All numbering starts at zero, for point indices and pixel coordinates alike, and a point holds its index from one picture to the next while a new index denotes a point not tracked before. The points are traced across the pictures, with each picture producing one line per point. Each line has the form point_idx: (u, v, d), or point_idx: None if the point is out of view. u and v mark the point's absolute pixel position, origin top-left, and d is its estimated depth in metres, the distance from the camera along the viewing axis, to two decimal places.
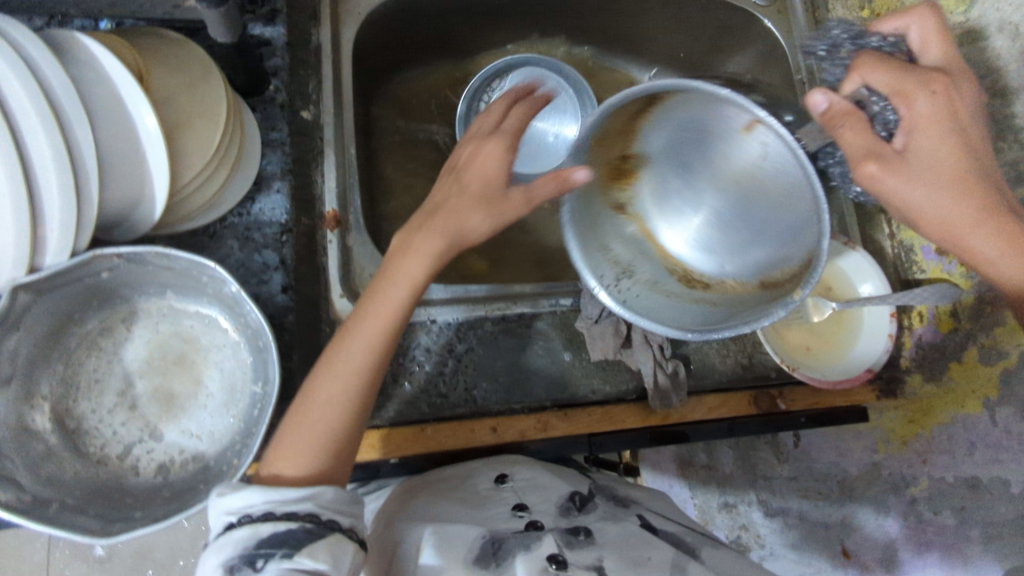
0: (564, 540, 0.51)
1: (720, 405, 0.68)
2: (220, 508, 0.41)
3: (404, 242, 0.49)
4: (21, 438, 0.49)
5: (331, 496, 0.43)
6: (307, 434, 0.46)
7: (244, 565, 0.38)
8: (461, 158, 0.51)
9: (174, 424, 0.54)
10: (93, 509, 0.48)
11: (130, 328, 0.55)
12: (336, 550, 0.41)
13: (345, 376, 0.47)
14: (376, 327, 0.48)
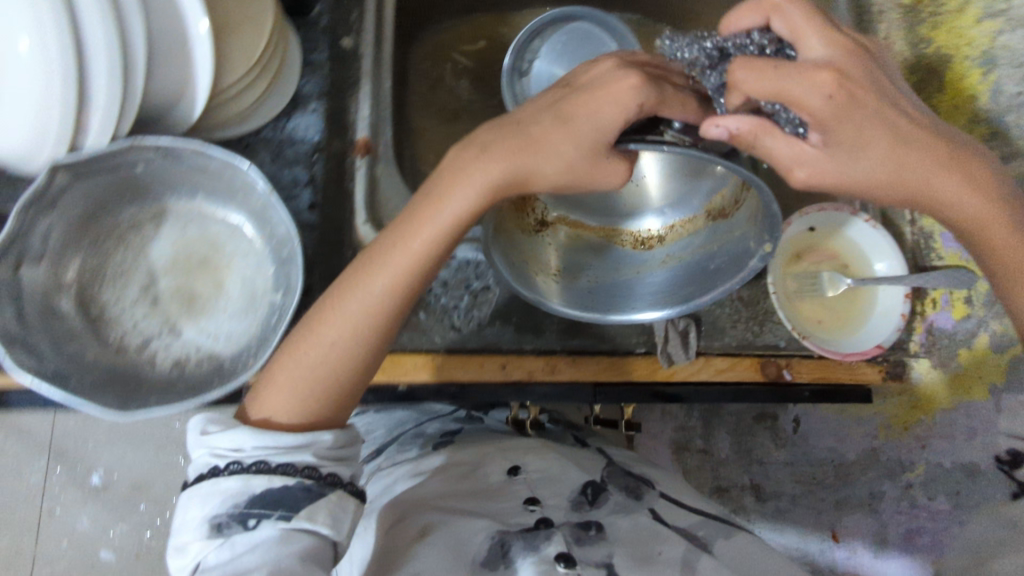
0: (573, 534, 0.54)
1: (727, 368, 0.69)
2: (208, 447, 0.44)
3: (459, 164, 0.47)
4: (46, 317, 0.50)
5: (330, 444, 0.46)
6: (305, 373, 0.48)
7: (235, 521, 0.41)
8: (580, 81, 0.47)
9: (193, 323, 0.55)
10: (110, 391, 0.49)
11: (159, 227, 0.56)
12: (335, 511, 0.44)
13: (359, 310, 0.48)
14: (401, 264, 0.48)
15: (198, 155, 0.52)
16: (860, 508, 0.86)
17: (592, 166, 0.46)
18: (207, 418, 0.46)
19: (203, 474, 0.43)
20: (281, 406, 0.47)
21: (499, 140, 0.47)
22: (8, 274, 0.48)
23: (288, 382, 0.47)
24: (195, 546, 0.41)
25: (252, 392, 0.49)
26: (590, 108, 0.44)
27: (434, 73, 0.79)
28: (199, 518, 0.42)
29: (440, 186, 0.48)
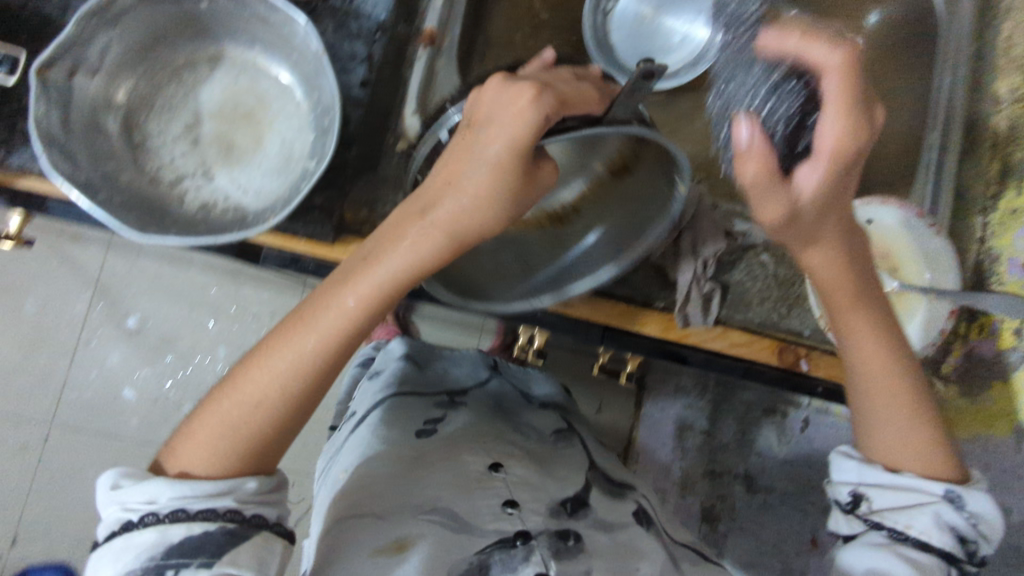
0: (553, 547, 0.52)
1: (744, 343, 0.66)
2: (117, 502, 0.40)
3: (399, 228, 0.44)
4: (92, 130, 0.52)
5: (254, 489, 0.42)
6: (227, 430, 0.42)
7: (149, 574, 0.38)
8: (478, 111, 0.43)
9: (227, 170, 0.56)
10: (135, 212, 0.50)
11: (212, 70, 0.57)
12: (262, 553, 0.40)
13: (288, 369, 0.43)
14: (333, 324, 0.43)
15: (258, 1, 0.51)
16: None
17: (529, 190, 0.44)
18: (119, 470, 0.41)
19: (115, 530, 0.39)
20: (203, 459, 0.42)
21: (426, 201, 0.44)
22: (62, 78, 0.49)
23: (207, 439, 0.42)
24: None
25: (169, 443, 0.44)
26: (502, 138, 0.41)
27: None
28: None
29: (374, 246, 0.45)
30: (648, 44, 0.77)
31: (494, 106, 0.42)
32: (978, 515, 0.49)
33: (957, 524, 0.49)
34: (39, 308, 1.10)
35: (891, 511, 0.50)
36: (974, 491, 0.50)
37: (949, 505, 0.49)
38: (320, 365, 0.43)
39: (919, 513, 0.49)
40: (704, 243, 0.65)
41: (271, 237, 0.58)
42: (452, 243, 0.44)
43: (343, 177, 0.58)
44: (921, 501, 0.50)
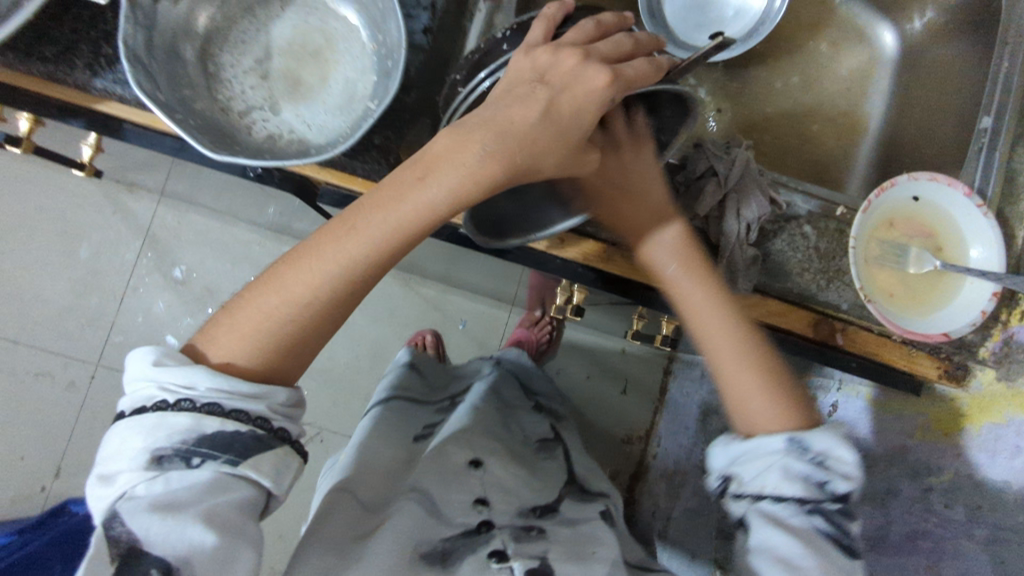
0: (514, 533, 0.58)
1: (781, 313, 0.67)
2: (155, 380, 0.41)
3: (450, 148, 0.44)
4: (171, 56, 0.55)
5: (283, 400, 0.44)
6: (271, 324, 0.44)
7: (176, 457, 0.39)
8: (552, 69, 0.43)
9: (292, 105, 0.58)
10: (207, 135, 0.53)
11: (284, 9, 0.60)
12: (281, 464, 0.43)
13: (333, 276, 0.45)
14: (387, 233, 0.45)
15: None
16: (870, 503, 0.80)
17: (577, 163, 0.47)
18: (157, 349, 0.42)
19: (145, 406, 0.40)
20: (240, 347, 0.44)
21: (489, 137, 0.43)
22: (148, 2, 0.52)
23: (252, 333, 0.44)
24: (120, 482, 0.39)
25: (205, 329, 0.45)
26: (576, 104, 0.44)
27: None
28: (135, 450, 0.40)
29: (425, 170, 0.45)
30: (702, 17, 0.83)
31: (573, 77, 0.43)
32: (827, 457, 0.47)
33: (807, 471, 0.47)
34: (95, 254, 1.19)
35: (748, 480, 0.49)
36: (818, 433, 0.47)
37: (796, 454, 0.47)
38: (361, 275, 0.45)
39: (770, 470, 0.47)
40: (749, 205, 0.64)
41: (331, 173, 0.60)
42: (504, 182, 0.45)
43: (402, 120, 0.60)
44: (770, 460, 0.48)
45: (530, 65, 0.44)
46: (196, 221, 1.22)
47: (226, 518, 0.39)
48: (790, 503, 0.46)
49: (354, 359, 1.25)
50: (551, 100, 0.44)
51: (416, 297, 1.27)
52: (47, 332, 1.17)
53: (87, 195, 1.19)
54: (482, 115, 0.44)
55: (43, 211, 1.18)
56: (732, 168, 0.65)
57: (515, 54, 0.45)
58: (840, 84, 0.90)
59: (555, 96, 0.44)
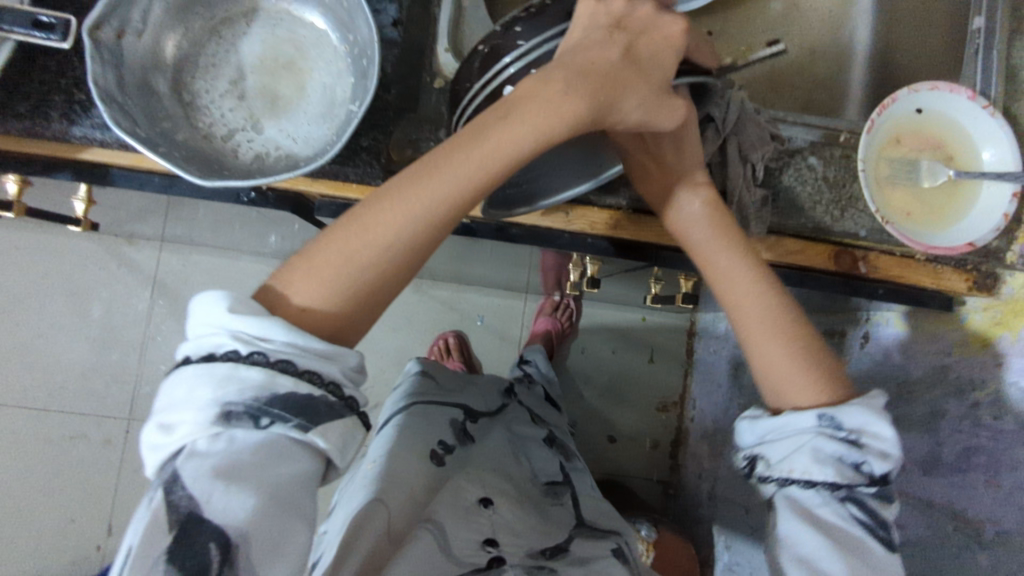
0: (526, 569, 0.59)
1: (800, 251, 0.67)
2: (230, 327, 0.40)
3: (539, 90, 0.45)
4: (145, 91, 0.54)
5: (355, 365, 0.44)
6: (352, 269, 0.45)
7: (246, 415, 0.39)
8: (630, 21, 0.47)
9: (275, 121, 0.57)
10: (195, 164, 0.52)
11: (250, 25, 0.59)
12: (348, 437, 0.42)
13: (415, 218, 0.45)
14: (477, 168, 0.45)
15: None
16: (918, 430, 0.77)
17: (659, 107, 0.47)
18: (229, 295, 0.41)
19: (217, 354, 0.40)
20: (320, 293, 0.44)
21: (571, 74, 0.45)
22: (111, 40, 0.51)
23: (332, 277, 0.44)
24: (180, 434, 0.38)
25: (282, 271, 0.45)
26: (653, 50, 0.47)
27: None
28: (203, 403, 0.39)
29: (509, 105, 0.45)
30: None
31: (649, 23, 0.48)
32: (858, 432, 0.46)
33: (838, 449, 0.46)
34: (108, 310, 1.19)
35: (781, 457, 0.48)
36: (850, 407, 0.47)
37: (826, 432, 0.47)
38: (441, 219, 0.45)
39: (800, 448, 0.47)
40: (751, 146, 0.63)
41: (327, 185, 0.60)
42: (586, 121, 0.46)
43: (388, 118, 0.59)
44: (802, 438, 0.47)
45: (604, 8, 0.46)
46: (200, 261, 1.21)
47: (289, 492, 0.39)
48: (821, 485, 0.46)
49: (378, 371, 1.24)
50: (630, 44, 0.47)
51: (430, 300, 1.26)
52: (75, 394, 1.17)
53: (88, 254, 1.19)
54: (566, 51, 0.45)
55: (48, 276, 1.18)
56: (728, 110, 0.62)
57: (585, 2, 0.46)
58: (823, 11, 0.87)
59: (635, 39, 0.47)
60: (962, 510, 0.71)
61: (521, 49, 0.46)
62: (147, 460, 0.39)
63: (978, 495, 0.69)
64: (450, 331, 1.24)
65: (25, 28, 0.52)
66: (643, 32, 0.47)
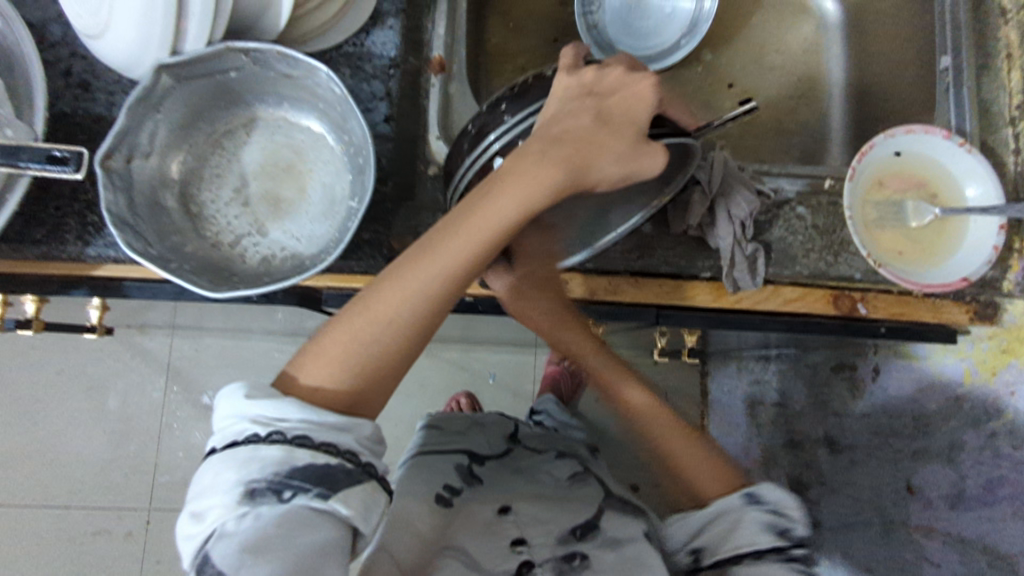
0: (556, 566, 0.60)
1: (798, 298, 0.68)
2: (246, 413, 0.42)
3: (520, 165, 0.48)
4: (155, 209, 0.56)
5: (370, 433, 0.44)
6: (358, 348, 0.47)
7: (269, 491, 0.39)
8: (601, 84, 0.52)
9: (279, 223, 0.60)
10: (206, 276, 0.54)
11: (250, 134, 0.62)
12: (370, 501, 0.42)
13: (414, 293, 0.47)
14: (471, 242, 0.48)
15: (280, 59, 0.55)
16: (938, 460, 0.76)
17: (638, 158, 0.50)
18: (248, 385, 0.44)
19: (238, 440, 0.41)
20: (328, 372, 0.46)
21: (549, 141, 0.49)
22: (122, 166, 0.54)
23: (339, 359, 0.46)
24: (209, 519, 0.39)
25: (292, 361, 0.48)
26: (625, 108, 0.52)
27: (506, 22, 0.86)
28: (227, 486, 0.40)
29: (494, 181, 0.48)
30: (643, 24, 0.86)
31: (621, 83, 0.53)
32: (783, 507, 0.54)
33: (767, 520, 0.53)
34: (123, 401, 1.21)
35: (719, 541, 0.55)
36: (768, 486, 0.55)
37: (754, 508, 0.54)
38: (439, 290, 0.48)
39: (731, 530, 0.54)
40: (737, 205, 0.65)
41: (336, 276, 0.61)
42: (568, 183, 0.50)
43: (388, 211, 0.61)
44: (733, 520, 0.54)
45: (579, 79, 0.52)
46: (212, 343, 1.23)
47: (312, 562, 0.38)
48: (763, 556, 0.52)
49: (394, 441, 1.24)
50: (604, 105, 0.52)
51: (441, 363, 1.27)
52: (95, 490, 1.18)
53: (102, 346, 1.21)
54: (548, 122, 0.50)
55: (65, 371, 1.20)
56: (713, 173, 0.64)
57: (562, 78, 0.52)
58: (795, 59, 0.90)
59: (605, 101, 0.52)
60: (993, 543, 0.70)
61: (506, 126, 0.51)
62: (182, 552, 0.40)
63: (1008, 526, 0.69)
64: (462, 392, 1.24)
65: (38, 165, 0.51)
66: (614, 92, 0.52)
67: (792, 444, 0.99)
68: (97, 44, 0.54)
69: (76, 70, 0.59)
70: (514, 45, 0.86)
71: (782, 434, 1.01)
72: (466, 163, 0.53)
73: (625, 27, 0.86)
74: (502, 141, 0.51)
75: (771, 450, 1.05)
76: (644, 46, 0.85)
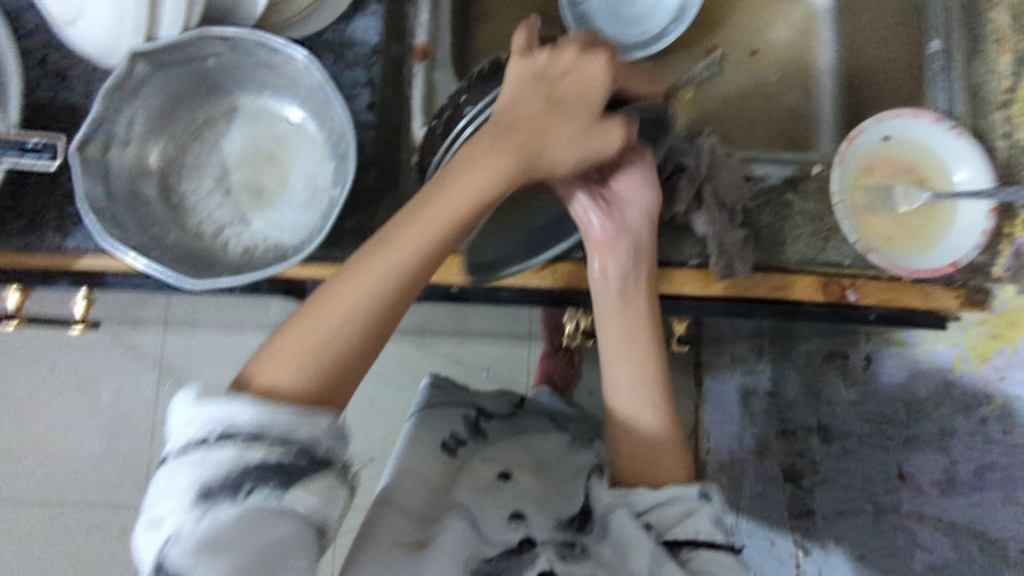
0: (558, 551, 0.53)
1: (786, 286, 0.65)
2: (197, 417, 0.40)
3: (475, 152, 0.48)
4: (133, 198, 0.56)
5: (330, 428, 0.42)
6: (317, 344, 0.44)
7: (224, 492, 0.38)
8: (553, 67, 0.52)
9: (262, 214, 0.59)
10: (185, 265, 0.54)
11: (230, 123, 0.61)
12: (328, 495, 0.41)
13: (374, 287, 0.46)
14: (430, 231, 0.47)
15: (258, 45, 0.55)
16: (929, 447, 0.76)
17: (593, 140, 0.51)
18: (196, 387, 0.42)
19: (189, 444, 0.39)
20: (288, 373, 0.43)
21: (498, 130, 0.49)
22: (98, 154, 0.54)
23: (300, 358, 0.44)
24: (166, 525, 0.37)
25: (247, 364, 0.45)
26: (579, 90, 0.51)
27: (494, 13, 0.85)
28: (182, 490, 0.38)
29: (448, 173, 0.49)
30: (630, 12, 0.86)
31: (573, 65, 0.52)
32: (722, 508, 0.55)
33: (717, 517, 0.54)
34: (114, 398, 1.20)
35: (669, 526, 0.53)
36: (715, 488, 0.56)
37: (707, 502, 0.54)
38: (400, 283, 0.46)
39: (690, 513, 0.53)
40: (725, 190, 0.65)
41: (316, 266, 0.59)
42: (519, 170, 0.49)
43: (371, 202, 0.60)
44: (687, 508, 0.54)
45: (529, 65, 0.52)
46: (203, 339, 1.22)
47: (274, 556, 0.37)
48: (718, 548, 0.52)
49: (387, 435, 1.23)
50: (556, 90, 0.51)
51: (433, 357, 1.26)
52: (87, 486, 1.17)
53: (92, 342, 1.20)
54: (504, 110, 0.50)
55: (54, 368, 1.19)
56: (699, 159, 0.65)
57: (514, 64, 0.52)
58: (787, 45, 0.89)
59: (558, 83, 0.52)
60: (984, 529, 0.69)
61: (471, 114, 0.52)
62: (142, 560, 0.38)
63: (998, 513, 0.68)
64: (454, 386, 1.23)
65: None
66: (567, 75, 0.52)
67: (785, 433, 0.98)
68: (71, 32, 0.53)
69: (52, 60, 0.58)
70: (503, 36, 0.85)
71: (776, 424, 1.00)
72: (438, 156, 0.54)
73: (614, 16, 0.85)
74: (473, 122, 0.52)
75: (764, 440, 1.03)
76: (629, 35, 0.85)
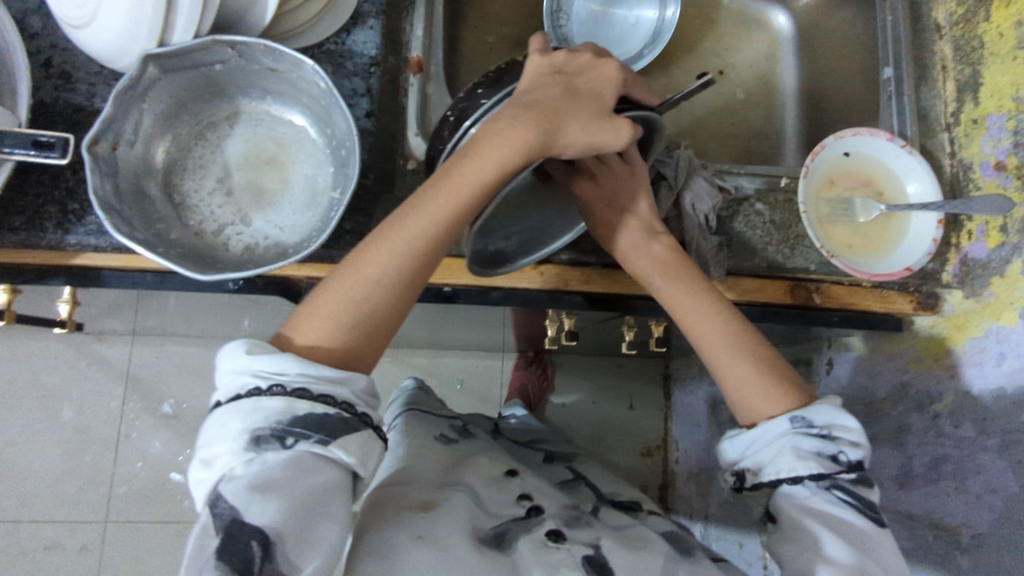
0: (565, 520, 0.57)
1: (757, 289, 0.71)
2: (247, 368, 0.43)
3: (493, 130, 0.49)
4: (137, 196, 0.57)
5: (364, 386, 0.45)
6: (350, 305, 0.49)
7: (274, 438, 0.41)
8: (569, 62, 0.55)
9: (262, 214, 0.61)
10: (189, 260, 0.55)
11: (233, 126, 0.63)
12: (366, 447, 0.44)
13: (400, 252, 0.50)
14: (452, 199, 0.50)
15: (265, 52, 0.57)
16: (887, 443, 0.82)
17: (602, 131, 0.52)
18: (247, 342, 0.44)
19: (240, 393, 0.42)
20: (319, 332, 0.48)
21: (517, 107, 0.50)
22: (106, 152, 0.55)
23: (331, 319, 0.48)
24: (217, 466, 0.40)
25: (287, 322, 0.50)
26: (592, 85, 0.54)
27: (480, 32, 0.89)
28: (235, 434, 0.41)
29: (472, 145, 0.50)
30: (608, 35, 0.90)
31: (589, 65, 0.55)
32: (830, 429, 0.51)
33: (817, 445, 0.51)
34: (79, 411, 1.18)
35: (765, 462, 0.53)
36: (817, 406, 0.53)
37: (803, 431, 0.51)
38: (425, 247, 0.50)
39: (779, 450, 0.52)
40: (700, 199, 0.69)
41: (315, 267, 0.61)
42: (538, 145, 0.50)
43: (368, 205, 0.63)
44: (779, 442, 0.52)
45: (547, 60, 0.55)
46: (175, 351, 1.21)
47: (318, 500, 0.40)
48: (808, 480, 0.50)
49: None
50: (570, 83, 0.54)
51: (408, 369, 1.27)
52: (49, 503, 1.15)
53: (58, 355, 1.18)
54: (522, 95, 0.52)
55: (16, 381, 1.16)
56: (678, 169, 0.70)
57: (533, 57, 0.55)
58: (752, 71, 0.96)
59: (573, 79, 0.54)
60: (939, 518, 0.74)
61: (482, 108, 0.54)
62: (194, 496, 0.41)
63: (949, 502, 0.73)
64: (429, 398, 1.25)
65: (24, 151, 0.52)
66: (584, 72, 0.55)
67: None
68: (82, 33, 0.55)
69: (56, 62, 0.60)
70: (487, 55, 0.90)
71: None
72: (446, 149, 0.56)
73: (590, 37, 0.90)
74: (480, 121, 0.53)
75: None
76: None
